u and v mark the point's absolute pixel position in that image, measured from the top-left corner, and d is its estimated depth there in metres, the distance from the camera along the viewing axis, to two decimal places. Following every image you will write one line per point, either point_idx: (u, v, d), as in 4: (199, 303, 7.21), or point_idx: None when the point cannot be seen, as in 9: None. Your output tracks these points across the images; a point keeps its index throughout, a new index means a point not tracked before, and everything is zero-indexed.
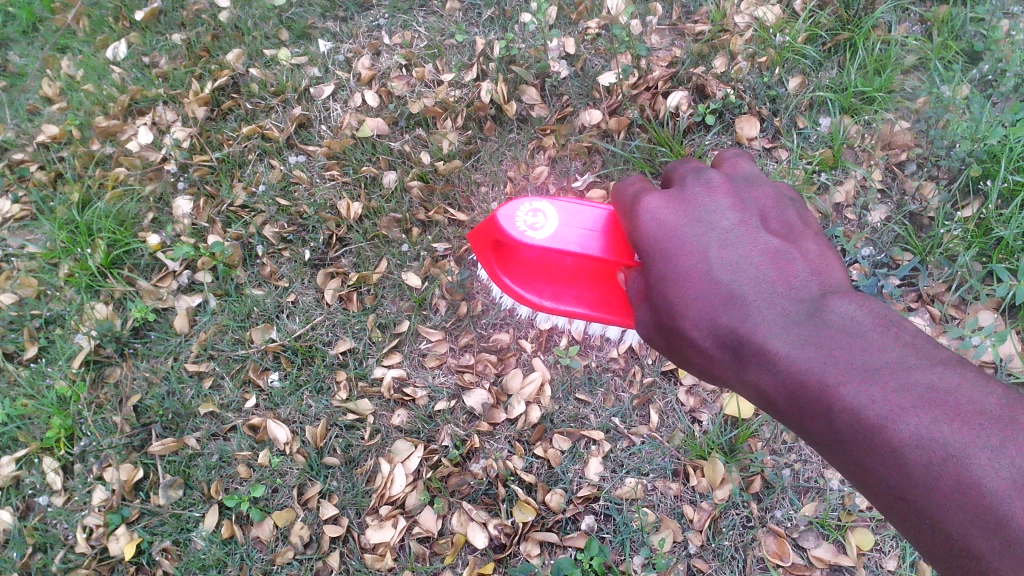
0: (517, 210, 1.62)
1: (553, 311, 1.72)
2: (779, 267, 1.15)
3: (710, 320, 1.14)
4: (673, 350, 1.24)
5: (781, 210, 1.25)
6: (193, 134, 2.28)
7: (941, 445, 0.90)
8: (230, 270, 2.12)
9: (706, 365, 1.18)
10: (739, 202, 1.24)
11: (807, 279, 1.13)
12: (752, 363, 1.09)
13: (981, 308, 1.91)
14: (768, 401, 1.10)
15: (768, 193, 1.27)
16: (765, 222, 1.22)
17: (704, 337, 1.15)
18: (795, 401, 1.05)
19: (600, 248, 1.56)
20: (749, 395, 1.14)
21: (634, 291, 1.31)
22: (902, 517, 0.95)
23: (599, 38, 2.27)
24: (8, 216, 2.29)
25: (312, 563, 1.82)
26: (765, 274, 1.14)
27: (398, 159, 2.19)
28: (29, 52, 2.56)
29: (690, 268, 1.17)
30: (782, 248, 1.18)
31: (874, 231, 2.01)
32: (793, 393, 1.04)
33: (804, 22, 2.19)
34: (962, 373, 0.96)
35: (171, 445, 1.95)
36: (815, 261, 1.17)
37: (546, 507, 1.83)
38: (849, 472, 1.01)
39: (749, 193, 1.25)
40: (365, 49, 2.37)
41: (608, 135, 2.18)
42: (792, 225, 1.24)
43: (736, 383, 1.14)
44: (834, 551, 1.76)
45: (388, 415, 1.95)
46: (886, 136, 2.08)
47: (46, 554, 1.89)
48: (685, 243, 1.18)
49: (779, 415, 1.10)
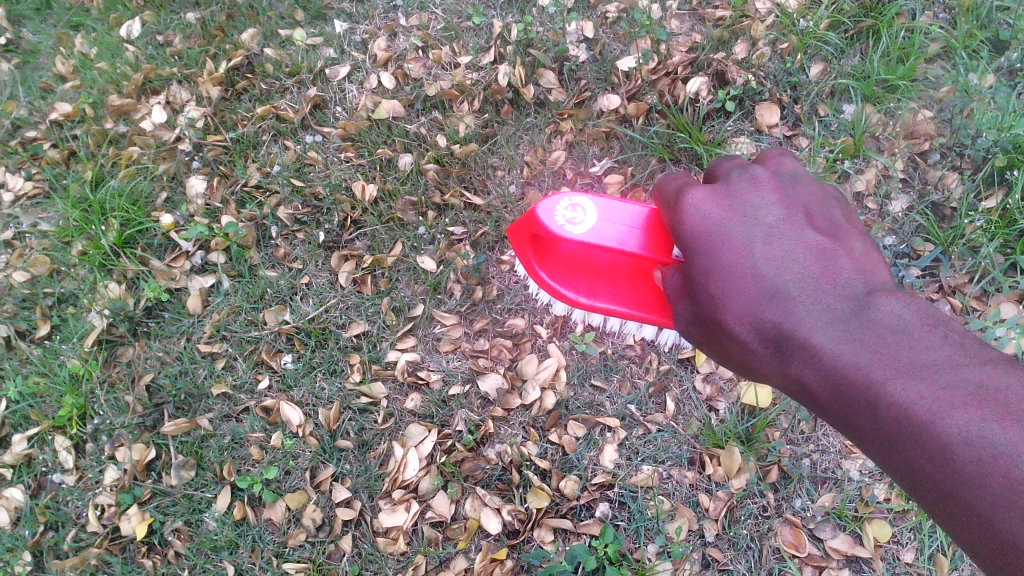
0: (556, 204, 1.59)
1: (588, 308, 1.71)
2: (825, 264, 1.14)
3: (753, 314, 1.14)
4: (713, 344, 1.24)
5: (826, 208, 1.24)
6: (207, 114, 2.27)
7: (990, 444, 0.89)
8: (244, 251, 2.10)
9: (747, 360, 1.18)
10: (785, 198, 1.23)
11: (853, 276, 1.12)
12: (794, 358, 1.09)
13: (1003, 300, 1.89)
14: (811, 397, 1.10)
15: (814, 190, 1.26)
16: (810, 219, 1.22)
17: (746, 331, 1.15)
18: (839, 397, 1.04)
19: (640, 244, 1.52)
20: (790, 390, 1.14)
21: (674, 287, 1.32)
22: (946, 515, 0.94)
23: (619, 21, 2.25)
24: (21, 193, 2.28)
25: (324, 546, 1.82)
26: (810, 270, 1.13)
27: (414, 141, 2.17)
28: (43, 30, 2.54)
29: (734, 261, 1.17)
30: (828, 245, 1.17)
31: (896, 221, 1.98)
32: (836, 388, 1.04)
33: (827, 8, 2.16)
34: (1013, 373, 0.94)
35: (183, 426, 1.93)
36: (860, 259, 1.16)
37: (560, 493, 1.81)
38: (892, 469, 1.00)
39: (795, 190, 1.25)
40: (381, 31, 2.34)
41: (627, 120, 2.16)
42: (838, 224, 1.23)
43: (776, 378, 1.14)
44: (850, 542, 1.74)
45: (401, 399, 1.93)
46: (909, 125, 2.05)
47: (58, 532, 1.89)
48: (729, 237, 1.19)
49: (822, 411, 1.09)
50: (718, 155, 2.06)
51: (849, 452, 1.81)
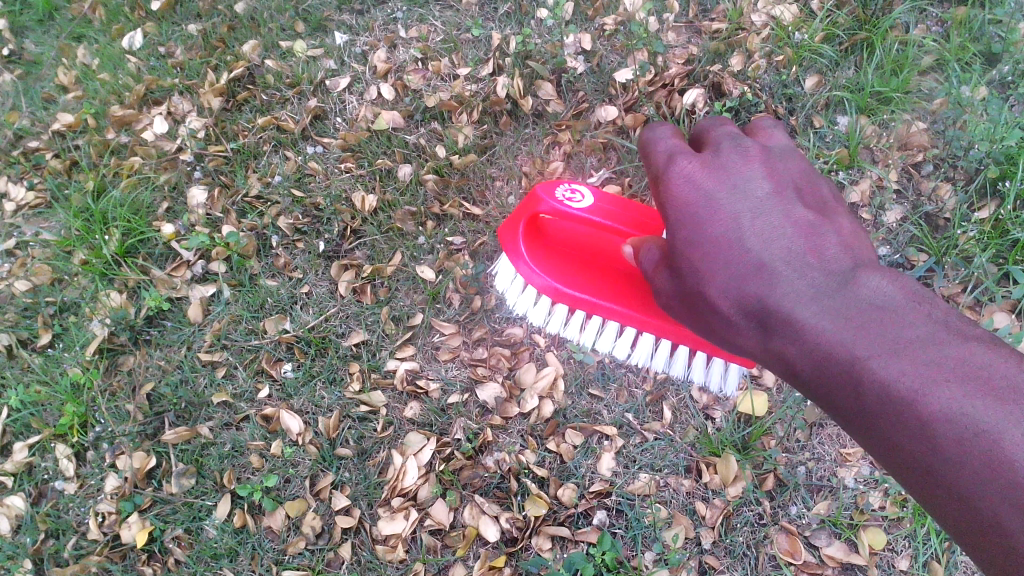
0: (556, 186, 1.66)
1: (568, 297, 1.73)
2: (812, 241, 1.19)
3: (737, 287, 1.18)
4: (694, 316, 1.28)
5: (813, 183, 1.29)
6: (209, 125, 2.28)
7: (973, 421, 0.93)
8: (244, 261, 2.12)
9: (729, 334, 1.23)
10: (773, 169, 1.27)
11: (838, 253, 1.17)
12: (779, 333, 1.15)
13: (997, 310, 1.90)
14: (793, 371, 1.15)
15: (800, 165, 1.30)
16: (797, 193, 1.26)
17: (729, 304, 1.20)
18: (822, 371, 1.10)
19: (639, 228, 1.59)
20: (770, 364, 1.20)
21: (652, 253, 1.34)
22: (926, 493, 0.98)
23: (616, 33, 2.26)
24: (23, 203, 2.30)
25: (324, 554, 1.83)
26: (797, 246, 1.18)
27: (413, 152, 2.20)
28: (45, 41, 2.57)
29: (721, 235, 1.20)
30: (815, 220, 1.21)
31: (890, 232, 2.00)
32: (820, 364, 1.10)
33: (822, 22, 2.18)
34: (999, 354, 0.98)
35: (184, 434, 1.95)
36: (845, 236, 1.22)
37: (558, 501, 1.83)
38: (874, 445, 1.04)
39: (783, 164, 1.29)
40: (381, 43, 2.36)
41: (624, 132, 2.17)
42: (824, 199, 1.28)
43: (758, 352, 1.20)
44: (846, 550, 1.75)
45: (400, 407, 1.95)
46: (903, 136, 2.07)
47: (58, 540, 1.89)
48: (714, 210, 1.21)
49: (802, 385, 1.15)
50: None
51: (844, 460, 1.82)
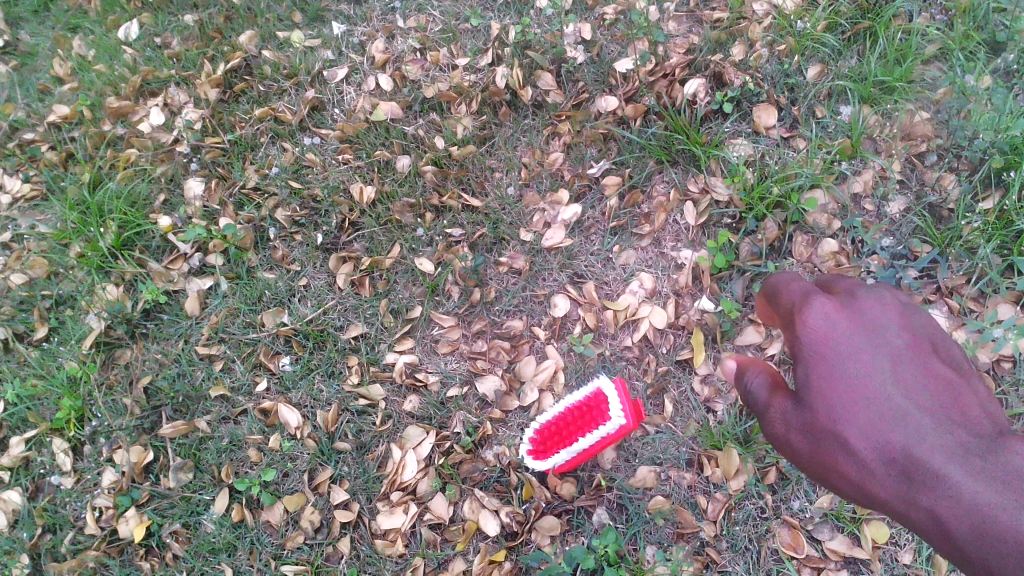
0: None
1: None
2: (953, 390, 0.95)
3: (875, 439, 0.93)
4: (822, 470, 0.99)
5: (952, 345, 1.03)
6: (205, 116, 2.26)
7: None
8: (242, 253, 2.11)
9: (872, 497, 0.93)
10: (914, 325, 1.02)
11: (985, 413, 0.93)
12: (929, 492, 0.88)
13: (1001, 302, 1.87)
14: (948, 543, 0.87)
15: (938, 326, 1.03)
16: (938, 352, 1.00)
17: (882, 477, 0.92)
18: (990, 558, 0.82)
19: None
20: (923, 534, 0.90)
21: (763, 390, 1.07)
22: None
23: (616, 23, 2.24)
24: (19, 195, 2.28)
25: (323, 548, 1.82)
26: (941, 398, 0.93)
27: (411, 143, 2.18)
28: (41, 32, 2.55)
29: (859, 376, 0.97)
30: (955, 376, 0.97)
31: (893, 223, 1.98)
32: (978, 530, 0.83)
33: (824, 10, 2.15)
34: None
35: (181, 428, 1.93)
36: (989, 400, 0.96)
37: (558, 495, 1.82)
38: None
39: (921, 320, 1.03)
40: (379, 33, 2.34)
41: (625, 122, 2.15)
42: (961, 360, 1.02)
43: (919, 519, 0.89)
44: (848, 543, 1.73)
45: (399, 400, 1.94)
46: (906, 126, 2.04)
47: (55, 535, 1.88)
48: (854, 350, 0.99)
49: (964, 569, 0.86)
50: (715, 157, 2.06)
51: None
